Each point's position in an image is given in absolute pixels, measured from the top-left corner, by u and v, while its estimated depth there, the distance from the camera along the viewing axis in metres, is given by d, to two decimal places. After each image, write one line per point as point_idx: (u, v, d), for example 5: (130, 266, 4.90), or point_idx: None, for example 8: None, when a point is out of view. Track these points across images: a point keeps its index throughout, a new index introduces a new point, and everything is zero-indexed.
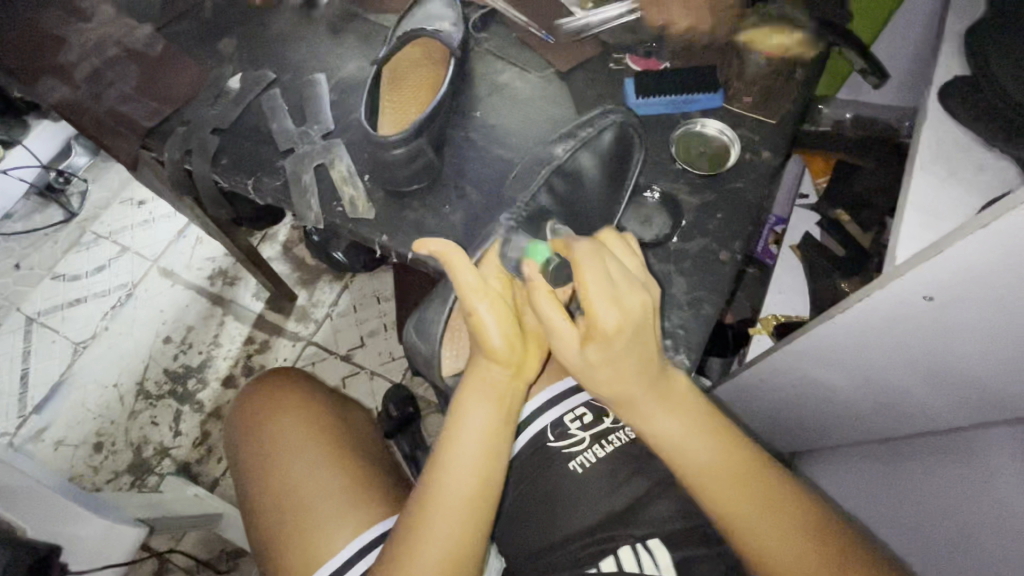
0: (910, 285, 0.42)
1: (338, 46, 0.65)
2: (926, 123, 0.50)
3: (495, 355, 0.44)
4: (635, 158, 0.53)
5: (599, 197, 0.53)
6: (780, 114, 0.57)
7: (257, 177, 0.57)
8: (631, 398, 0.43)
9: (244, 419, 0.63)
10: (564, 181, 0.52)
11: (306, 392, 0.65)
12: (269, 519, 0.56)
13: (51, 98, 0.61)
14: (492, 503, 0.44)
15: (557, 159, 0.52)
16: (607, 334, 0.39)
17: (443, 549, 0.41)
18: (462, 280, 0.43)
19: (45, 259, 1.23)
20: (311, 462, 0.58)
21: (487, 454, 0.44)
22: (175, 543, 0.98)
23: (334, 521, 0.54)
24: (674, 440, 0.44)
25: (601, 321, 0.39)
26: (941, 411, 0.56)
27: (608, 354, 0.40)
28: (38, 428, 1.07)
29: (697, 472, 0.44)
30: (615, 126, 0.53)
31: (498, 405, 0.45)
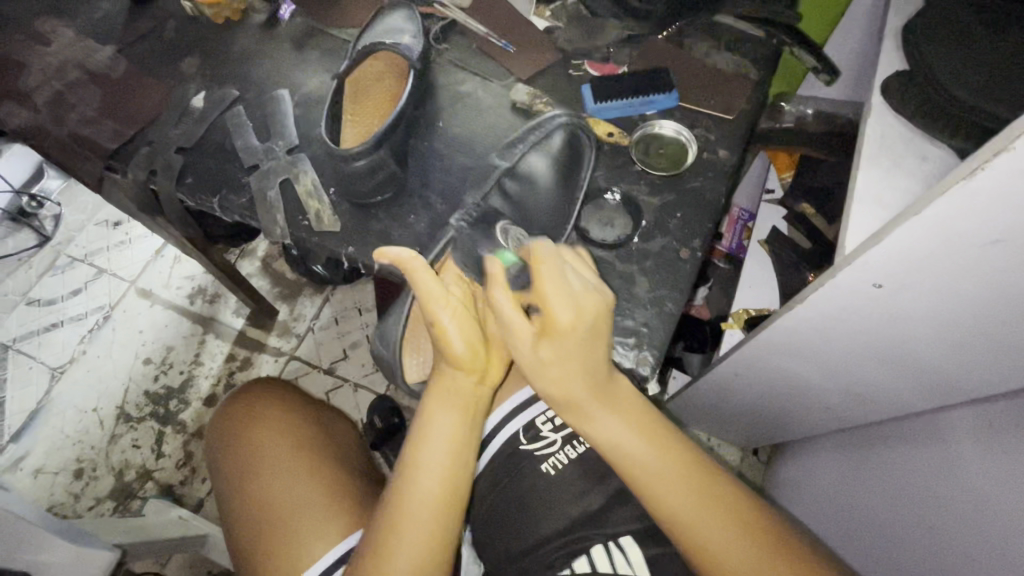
0: (860, 274, 0.43)
1: (301, 62, 0.65)
2: (873, 118, 0.52)
3: (459, 361, 0.45)
4: (586, 158, 0.55)
5: (551, 195, 0.54)
6: (735, 113, 0.58)
7: (223, 195, 0.57)
8: (577, 401, 0.43)
9: (224, 430, 0.63)
10: (517, 183, 0.53)
11: (286, 401, 0.65)
12: (248, 531, 0.56)
13: (13, 123, 0.61)
14: (462, 508, 0.45)
15: (509, 162, 0.54)
16: (562, 330, 0.40)
17: (414, 558, 0.42)
18: (424, 287, 0.43)
19: (19, 285, 1.21)
20: (289, 472, 0.58)
21: (455, 460, 0.44)
22: (161, 567, 0.97)
23: (312, 530, 0.54)
24: (620, 445, 0.43)
25: (556, 317, 0.40)
26: (907, 397, 0.58)
27: (563, 352, 0.41)
28: (17, 457, 1.06)
29: (642, 471, 0.43)
30: (565, 127, 0.55)
31: (462, 411, 0.46)
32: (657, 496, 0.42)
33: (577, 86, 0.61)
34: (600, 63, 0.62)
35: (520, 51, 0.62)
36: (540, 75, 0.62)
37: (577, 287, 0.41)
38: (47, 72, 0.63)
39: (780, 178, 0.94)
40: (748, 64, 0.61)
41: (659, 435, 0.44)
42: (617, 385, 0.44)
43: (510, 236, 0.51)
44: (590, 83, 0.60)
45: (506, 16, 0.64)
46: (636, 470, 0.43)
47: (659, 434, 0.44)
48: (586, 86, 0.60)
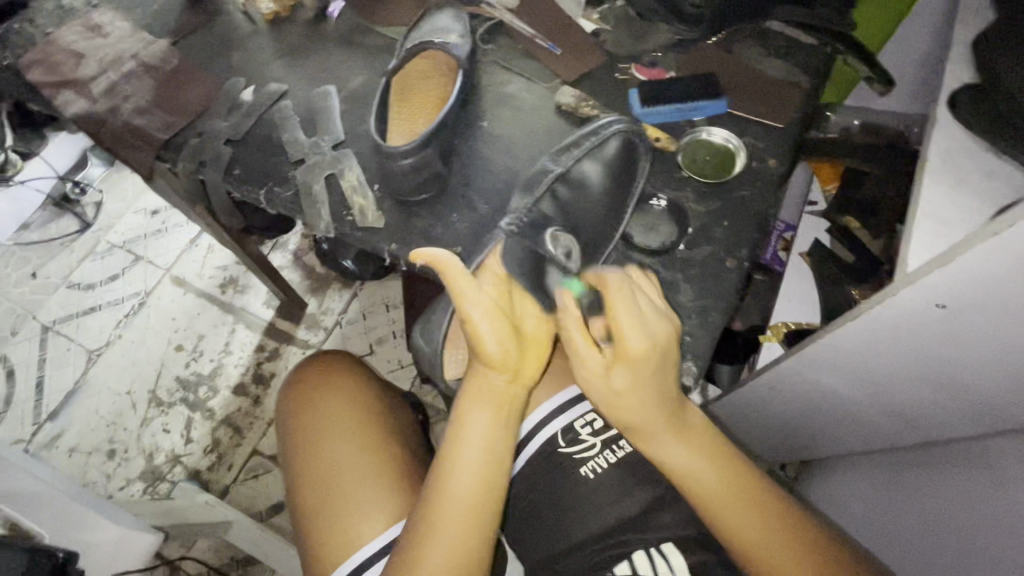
0: (921, 293, 0.42)
1: (348, 59, 0.66)
2: (935, 131, 0.50)
3: (492, 361, 0.45)
4: (640, 167, 0.54)
5: (602, 203, 0.53)
6: (786, 120, 0.57)
7: (268, 187, 0.58)
8: (647, 427, 0.45)
9: (291, 398, 0.64)
10: (568, 189, 0.53)
11: (355, 375, 0.65)
12: (307, 500, 0.56)
13: (69, 112, 0.63)
14: (498, 504, 0.44)
15: (563, 167, 0.53)
16: (634, 358, 0.42)
17: (448, 554, 0.41)
18: (456, 284, 0.44)
19: (61, 268, 1.26)
20: (352, 447, 0.58)
21: (489, 457, 0.45)
22: (186, 550, 0.99)
23: (371, 505, 0.55)
24: (684, 469, 0.45)
25: (629, 344, 0.42)
26: (953, 422, 0.56)
27: (637, 379, 0.43)
28: (53, 435, 1.09)
29: (708, 494, 0.45)
30: (621, 134, 0.54)
31: (496, 409, 0.46)
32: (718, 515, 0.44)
33: (622, 90, 0.61)
34: (647, 67, 0.61)
35: (566, 53, 0.62)
36: (585, 78, 0.61)
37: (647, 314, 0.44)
38: (104, 63, 0.65)
39: (822, 190, 0.92)
40: (800, 71, 0.60)
41: (720, 456, 0.46)
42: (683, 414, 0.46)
43: (558, 242, 0.50)
44: (637, 87, 0.60)
45: (553, 18, 0.64)
46: (697, 492, 0.45)
47: (724, 458, 0.47)
48: (633, 90, 0.59)
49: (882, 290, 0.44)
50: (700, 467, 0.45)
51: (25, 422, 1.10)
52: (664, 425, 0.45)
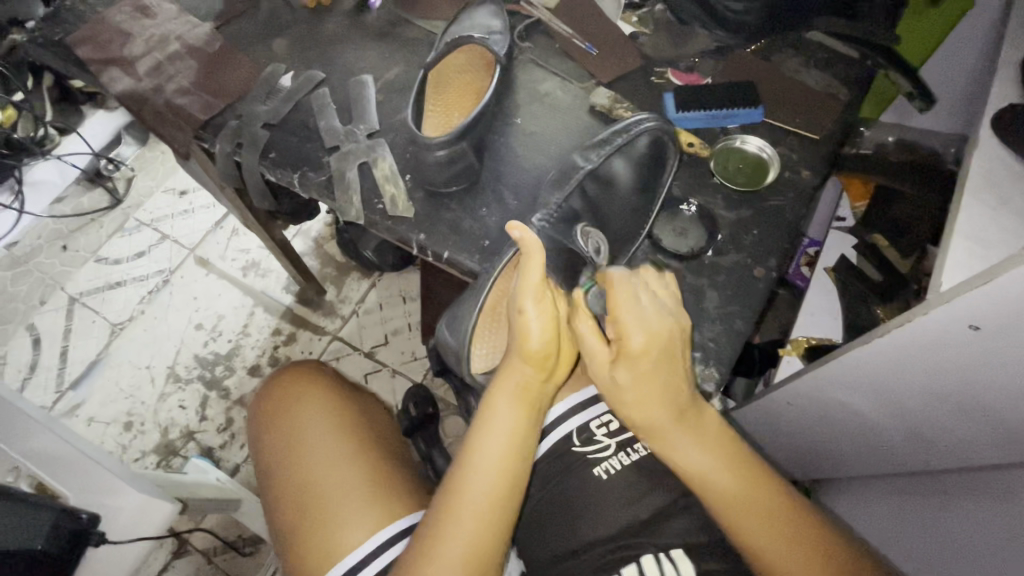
0: (953, 314, 0.41)
1: (385, 50, 0.67)
2: (977, 151, 0.50)
3: (532, 357, 0.45)
4: (668, 163, 0.55)
5: (632, 198, 0.55)
6: (823, 132, 0.57)
7: (302, 172, 0.59)
8: (659, 429, 0.46)
9: (265, 412, 0.64)
10: (597, 184, 0.54)
11: (328, 385, 0.66)
12: (289, 511, 0.57)
13: (115, 89, 0.64)
14: (515, 503, 0.45)
15: (591, 162, 0.54)
16: (634, 354, 0.44)
17: (466, 545, 0.42)
18: (529, 276, 0.44)
19: (91, 243, 1.29)
20: (332, 458, 0.59)
21: (513, 452, 0.45)
22: (196, 524, 1.01)
23: (349, 518, 0.55)
24: (699, 471, 0.45)
25: (630, 342, 0.44)
26: (973, 449, 0.55)
27: (636, 373, 0.44)
28: (74, 403, 1.12)
29: (726, 502, 0.44)
30: (652, 132, 0.53)
31: (526, 407, 0.46)
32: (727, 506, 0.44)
33: (657, 94, 0.61)
34: (683, 73, 0.61)
35: (603, 54, 0.62)
36: (621, 80, 0.61)
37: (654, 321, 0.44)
38: (149, 43, 0.67)
39: (851, 206, 0.91)
40: (839, 84, 0.59)
41: (730, 452, 0.46)
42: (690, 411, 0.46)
43: (588, 238, 0.52)
44: (672, 92, 0.60)
45: (591, 19, 0.64)
46: (714, 498, 0.45)
47: (735, 455, 0.46)
48: (668, 95, 0.59)
49: (914, 310, 0.44)
50: (709, 462, 0.45)
51: (48, 389, 1.13)
52: (669, 421, 0.45)
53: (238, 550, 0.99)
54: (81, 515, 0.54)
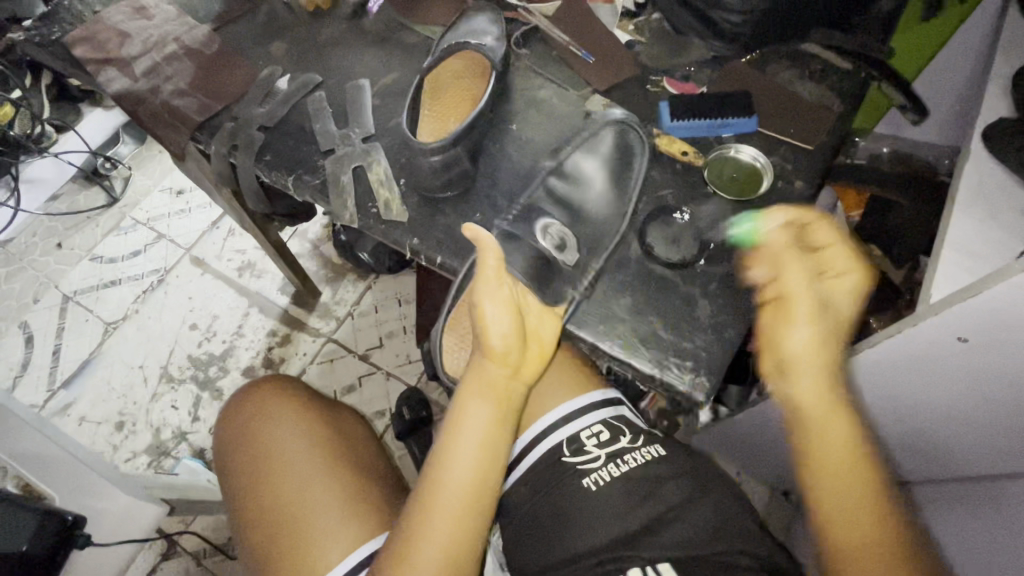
0: (942, 325, 0.42)
1: (383, 54, 0.67)
2: (968, 165, 0.50)
3: (496, 353, 0.46)
4: (635, 153, 0.57)
5: (603, 192, 0.57)
6: (816, 142, 0.57)
7: (297, 175, 0.59)
8: (810, 370, 0.44)
9: (237, 429, 0.63)
10: (565, 181, 0.57)
11: (301, 401, 0.65)
12: (262, 531, 0.57)
13: (112, 89, 0.64)
14: (489, 504, 0.44)
15: (559, 161, 0.57)
16: (818, 299, 0.45)
17: (439, 552, 0.41)
18: (486, 269, 0.46)
19: (86, 241, 1.28)
20: (303, 477, 0.58)
21: (486, 455, 0.44)
22: (186, 525, 1.01)
23: (321, 538, 0.55)
24: (854, 428, 0.43)
25: (816, 286, 0.46)
26: (964, 460, 0.55)
27: (817, 316, 0.45)
28: (65, 402, 1.11)
29: (818, 444, 0.42)
30: (614, 127, 0.58)
31: (496, 404, 0.45)
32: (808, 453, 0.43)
33: (653, 103, 0.61)
34: (679, 82, 0.62)
35: (599, 62, 0.62)
36: (617, 88, 0.62)
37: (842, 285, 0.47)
38: (147, 43, 0.67)
39: (846, 216, 0.91)
40: (834, 95, 0.60)
41: (844, 404, 0.44)
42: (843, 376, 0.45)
43: (550, 233, 0.53)
44: (667, 100, 0.60)
45: (589, 26, 0.64)
46: (807, 433, 0.43)
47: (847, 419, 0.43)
48: (663, 104, 0.60)
49: (903, 320, 0.44)
50: (821, 415, 0.43)
51: (39, 387, 1.13)
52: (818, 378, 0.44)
53: (228, 552, 0.99)
54: (67, 515, 0.54)
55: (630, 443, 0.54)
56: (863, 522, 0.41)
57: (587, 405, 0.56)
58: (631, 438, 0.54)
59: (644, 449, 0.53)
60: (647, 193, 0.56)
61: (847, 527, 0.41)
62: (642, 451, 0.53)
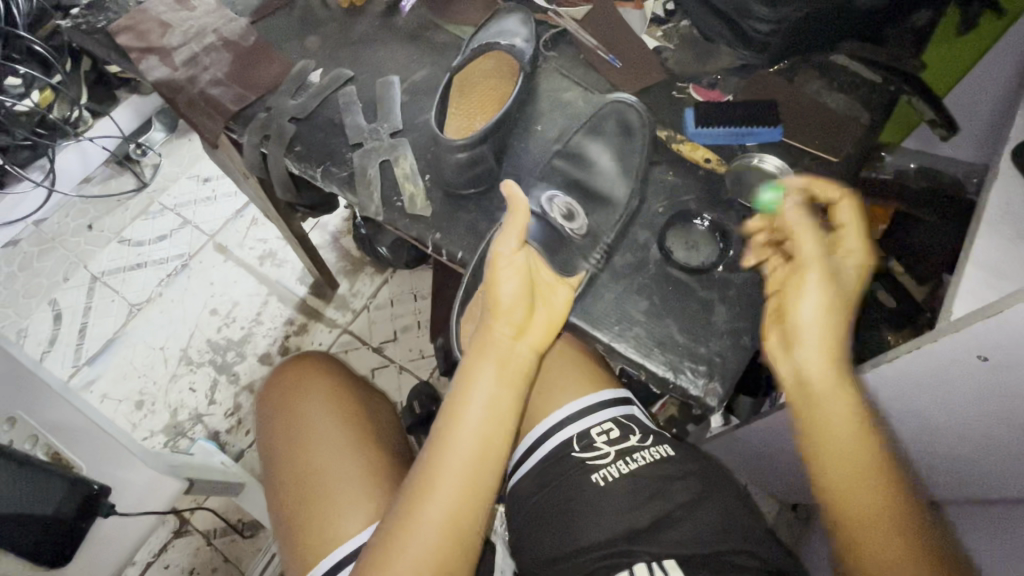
0: (961, 343, 0.41)
1: (414, 51, 0.68)
2: (997, 183, 0.50)
3: (505, 312, 0.48)
4: (639, 130, 0.57)
5: (612, 171, 0.56)
6: (841, 154, 0.56)
7: (325, 167, 0.61)
8: (796, 336, 0.46)
9: (273, 400, 0.66)
10: (572, 163, 0.57)
11: (337, 378, 0.67)
12: (290, 498, 0.58)
13: (152, 77, 0.67)
14: (494, 470, 0.45)
15: (564, 144, 0.58)
16: (805, 264, 0.47)
17: (445, 514, 0.42)
18: (507, 227, 0.47)
19: (115, 224, 1.32)
20: (335, 448, 0.60)
21: (491, 422, 0.46)
22: (198, 504, 1.03)
23: (348, 508, 0.56)
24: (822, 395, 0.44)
25: (803, 255, 0.47)
26: (978, 480, 0.55)
27: (818, 283, 0.46)
28: (89, 378, 1.15)
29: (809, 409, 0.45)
30: (615, 109, 0.59)
31: (504, 368, 0.48)
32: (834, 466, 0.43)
33: (677, 109, 0.61)
34: (705, 89, 0.62)
35: (626, 67, 0.63)
36: (643, 93, 0.62)
37: (813, 282, 0.46)
38: (187, 35, 0.69)
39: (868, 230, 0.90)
40: (862, 108, 0.59)
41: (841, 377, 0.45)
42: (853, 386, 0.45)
43: (555, 206, 0.53)
44: (692, 107, 0.60)
45: (617, 31, 0.65)
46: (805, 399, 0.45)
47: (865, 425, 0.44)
48: (688, 111, 0.60)
49: (921, 335, 0.44)
50: (847, 426, 0.43)
51: (65, 362, 1.16)
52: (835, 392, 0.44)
53: (238, 533, 1.01)
54: (95, 484, 0.55)
55: (639, 442, 0.54)
56: (865, 472, 0.42)
57: (598, 401, 0.57)
58: (640, 436, 0.54)
59: (652, 449, 0.54)
60: (669, 198, 0.56)
61: (879, 532, 0.41)
62: (651, 450, 0.54)
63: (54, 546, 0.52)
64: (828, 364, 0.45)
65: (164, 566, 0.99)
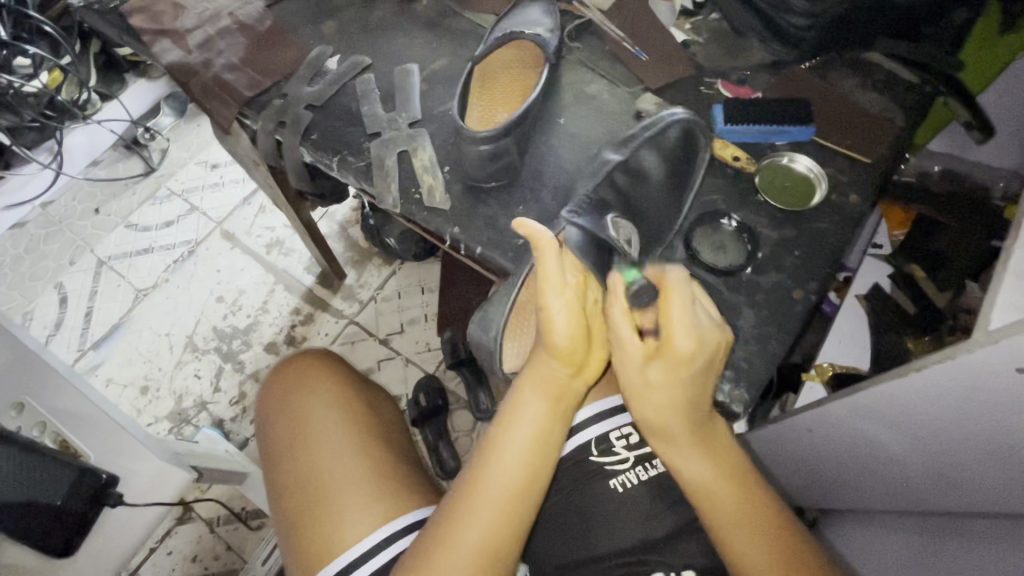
0: (1002, 354, 0.40)
1: (434, 39, 0.67)
2: None
3: (561, 352, 0.44)
4: (700, 155, 0.55)
5: (666, 196, 0.54)
6: (875, 155, 0.55)
7: (342, 156, 0.59)
8: (672, 432, 0.44)
9: (279, 396, 0.64)
10: (629, 177, 0.54)
11: (339, 377, 0.66)
12: (297, 498, 0.57)
13: (165, 59, 0.65)
14: (535, 499, 0.44)
15: (624, 157, 0.54)
16: (681, 358, 0.42)
17: (481, 543, 0.42)
18: (547, 266, 0.44)
19: (122, 208, 1.31)
20: (340, 449, 0.59)
21: (536, 448, 0.45)
22: (202, 492, 1.03)
23: (355, 512, 0.55)
24: (700, 482, 0.44)
25: (677, 345, 0.42)
26: (1003, 497, 0.53)
27: (674, 375, 0.43)
28: (93, 363, 1.14)
29: (699, 490, 0.44)
30: (680, 124, 0.55)
31: (553, 400, 0.46)
32: (708, 519, 0.43)
33: (705, 105, 0.60)
34: (733, 85, 0.60)
35: (652, 61, 0.61)
36: (669, 87, 0.60)
37: (657, 370, 0.43)
38: (202, 17, 0.67)
39: (890, 234, 0.89)
40: (896, 108, 0.58)
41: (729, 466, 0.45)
42: (717, 438, 0.45)
43: (619, 229, 0.51)
44: (721, 103, 0.59)
45: (643, 24, 0.63)
46: (702, 500, 0.44)
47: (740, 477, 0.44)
48: (717, 106, 0.58)
49: (959, 346, 0.43)
50: (714, 484, 0.43)
51: (70, 346, 1.16)
52: (699, 452, 0.44)
53: (241, 523, 1.01)
54: (102, 474, 0.54)
55: None
56: (760, 543, 0.42)
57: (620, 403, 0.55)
58: None
59: None
60: (695, 196, 0.55)
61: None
62: None
63: (63, 534, 0.52)
64: (686, 424, 0.43)
65: (167, 552, 0.99)
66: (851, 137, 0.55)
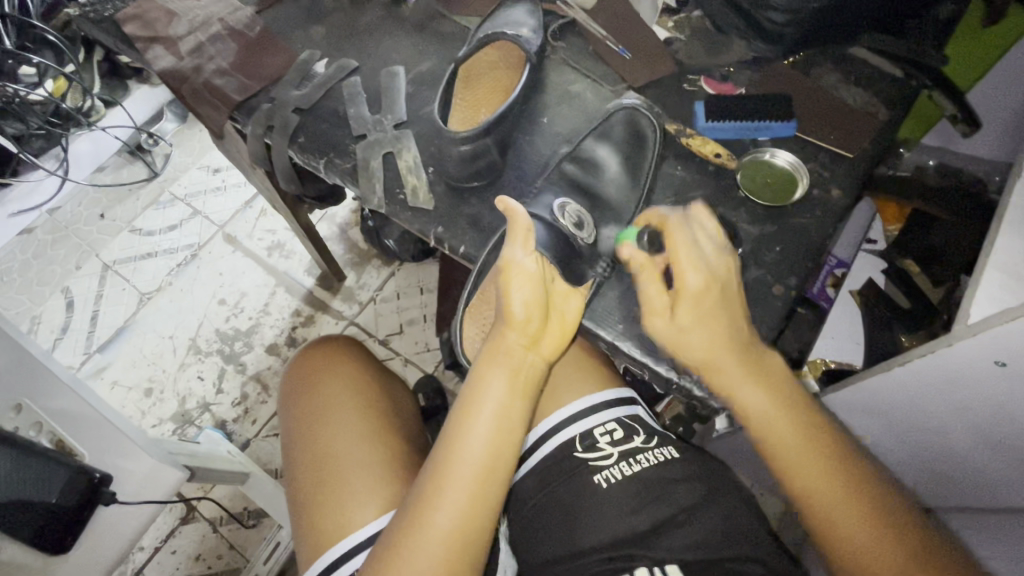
0: (981, 348, 0.40)
1: (421, 42, 0.67)
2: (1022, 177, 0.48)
3: (517, 325, 0.47)
4: (649, 140, 0.56)
5: (620, 186, 0.55)
6: (858, 149, 0.55)
7: (329, 158, 0.60)
8: (720, 367, 0.45)
9: (300, 380, 0.66)
10: (577, 166, 0.55)
11: (357, 365, 0.67)
12: (309, 479, 0.58)
13: (157, 66, 0.66)
14: (504, 478, 0.45)
15: (573, 147, 0.56)
16: (697, 293, 0.45)
17: (451, 523, 0.42)
18: (513, 249, 0.46)
19: (127, 213, 1.33)
20: (354, 431, 0.60)
21: (501, 426, 0.46)
22: (205, 492, 1.04)
23: (364, 495, 0.56)
24: (763, 414, 0.45)
25: (688, 281, 0.45)
26: (997, 491, 0.53)
27: (699, 312, 0.45)
28: (100, 366, 1.16)
29: (763, 422, 0.45)
30: (625, 113, 0.57)
31: (514, 375, 0.47)
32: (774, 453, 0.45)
33: (689, 103, 0.60)
34: (717, 82, 0.61)
35: (636, 59, 0.62)
36: (652, 85, 0.61)
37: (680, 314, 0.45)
38: (193, 23, 0.68)
39: (884, 229, 0.88)
40: (880, 102, 0.58)
41: (787, 400, 0.46)
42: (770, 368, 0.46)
43: (567, 213, 0.52)
44: (703, 101, 0.59)
45: (627, 23, 0.64)
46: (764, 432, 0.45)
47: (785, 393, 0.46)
48: (698, 104, 0.59)
49: (938, 339, 0.43)
50: (755, 400, 0.45)
51: (77, 350, 1.18)
52: (729, 368, 0.45)
53: (242, 523, 1.02)
54: (96, 472, 0.55)
55: (643, 444, 0.54)
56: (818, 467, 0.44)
57: (605, 400, 0.56)
58: (644, 438, 0.54)
59: (657, 451, 0.53)
60: (677, 193, 0.55)
61: (840, 515, 0.43)
62: (655, 452, 0.53)
63: (56, 532, 0.53)
64: (722, 347, 0.45)
65: (172, 551, 1.01)
66: (834, 131, 0.55)
